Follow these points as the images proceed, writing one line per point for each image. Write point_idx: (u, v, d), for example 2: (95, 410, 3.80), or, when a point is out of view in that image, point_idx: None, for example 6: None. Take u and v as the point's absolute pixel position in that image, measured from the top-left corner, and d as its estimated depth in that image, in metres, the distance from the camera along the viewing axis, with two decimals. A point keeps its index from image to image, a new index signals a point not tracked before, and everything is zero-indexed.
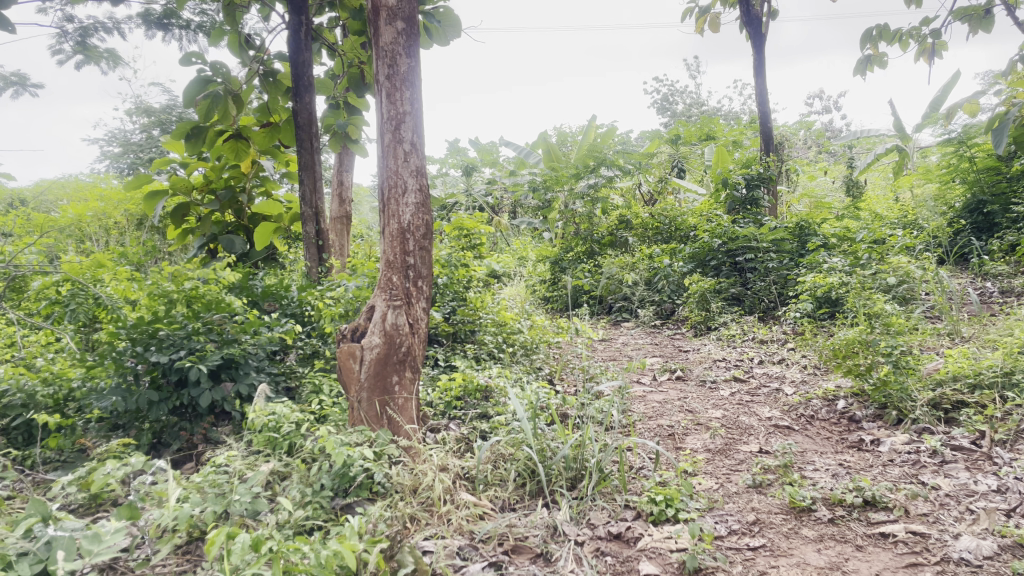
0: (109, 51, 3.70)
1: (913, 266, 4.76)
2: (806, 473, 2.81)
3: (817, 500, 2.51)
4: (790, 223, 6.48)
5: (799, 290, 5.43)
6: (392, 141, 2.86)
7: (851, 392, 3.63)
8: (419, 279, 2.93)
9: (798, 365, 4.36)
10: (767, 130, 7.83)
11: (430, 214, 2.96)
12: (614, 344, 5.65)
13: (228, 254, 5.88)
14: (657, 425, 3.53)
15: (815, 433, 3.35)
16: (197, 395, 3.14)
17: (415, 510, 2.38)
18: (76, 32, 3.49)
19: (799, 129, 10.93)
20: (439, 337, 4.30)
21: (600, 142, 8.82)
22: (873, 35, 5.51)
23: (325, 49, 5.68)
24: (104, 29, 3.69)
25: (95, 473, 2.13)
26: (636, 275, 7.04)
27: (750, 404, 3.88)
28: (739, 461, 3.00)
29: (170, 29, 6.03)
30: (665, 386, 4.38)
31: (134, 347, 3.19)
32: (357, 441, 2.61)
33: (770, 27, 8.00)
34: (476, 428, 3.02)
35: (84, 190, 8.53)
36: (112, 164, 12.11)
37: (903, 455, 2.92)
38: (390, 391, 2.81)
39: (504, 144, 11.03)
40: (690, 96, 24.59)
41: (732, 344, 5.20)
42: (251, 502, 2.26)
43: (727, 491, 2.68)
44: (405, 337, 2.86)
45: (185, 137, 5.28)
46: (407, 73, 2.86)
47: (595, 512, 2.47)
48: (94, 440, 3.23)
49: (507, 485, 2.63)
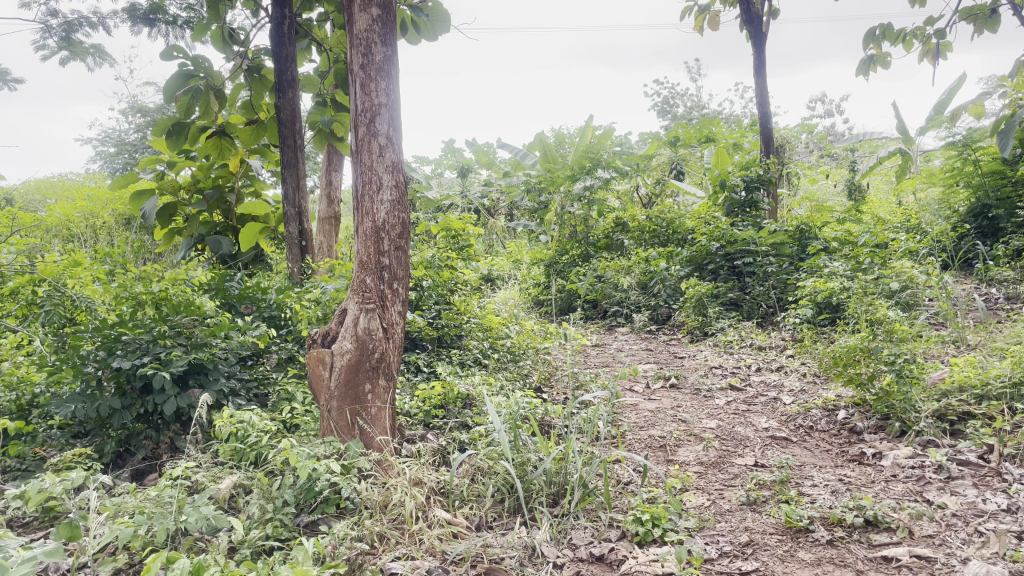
0: (95, 46, 3.45)
1: (917, 270, 4.61)
2: (804, 488, 2.65)
3: (815, 520, 2.34)
4: (791, 226, 6.33)
5: (800, 294, 5.27)
6: (366, 135, 2.71)
7: (852, 402, 3.46)
8: (395, 281, 2.77)
9: (797, 373, 4.20)
10: (767, 132, 7.67)
11: (407, 212, 2.79)
12: (608, 350, 5.50)
13: (216, 255, 5.71)
14: (649, 436, 3.37)
15: (814, 446, 3.19)
16: (161, 403, 2.97)
17: (384, 528, 2.22)
18: (60, 28, 3.24)
19: (801, 132, 10.76)
20: (423, 341, 4.13)
21: (597, 143, 8.66)
22: (875, 33, 5.37)
23: (314, 46, 5.53)
24: (88, 24, 3.43)
25: (32, 486, 1.97)
26: (631, 279, 6.89)
27: (746, 413, 3.72)
28: (733, 475, 2.84)
29: (156, 25, 5.88)
30: (658, 394, 4.22)
31: (98, 352, 3.03)
32: (325, 454, 2.45)
33: (770, 27, 7.84)
34: (455, 439, 2.86)
35: (73, 190, 8.38)
36: (106, 164, 11.98)
37: (907, 471, 2.75)
38: (362, 400, 2.65)
39: (501, 145, 10.88)
40: (691, 100, 24.50)
41: (729, 350, 5.03)
42: (204, 520, 2.10)
43: (720, 509, 2.50)
44: (379, 342, 2.70)
45: (167, 133, 5.12)
46: (382, 62, 2.71)
47: (577, 531, 2.31)
48: (57, 449, 3.08)
49: (483, 501, 2.48)
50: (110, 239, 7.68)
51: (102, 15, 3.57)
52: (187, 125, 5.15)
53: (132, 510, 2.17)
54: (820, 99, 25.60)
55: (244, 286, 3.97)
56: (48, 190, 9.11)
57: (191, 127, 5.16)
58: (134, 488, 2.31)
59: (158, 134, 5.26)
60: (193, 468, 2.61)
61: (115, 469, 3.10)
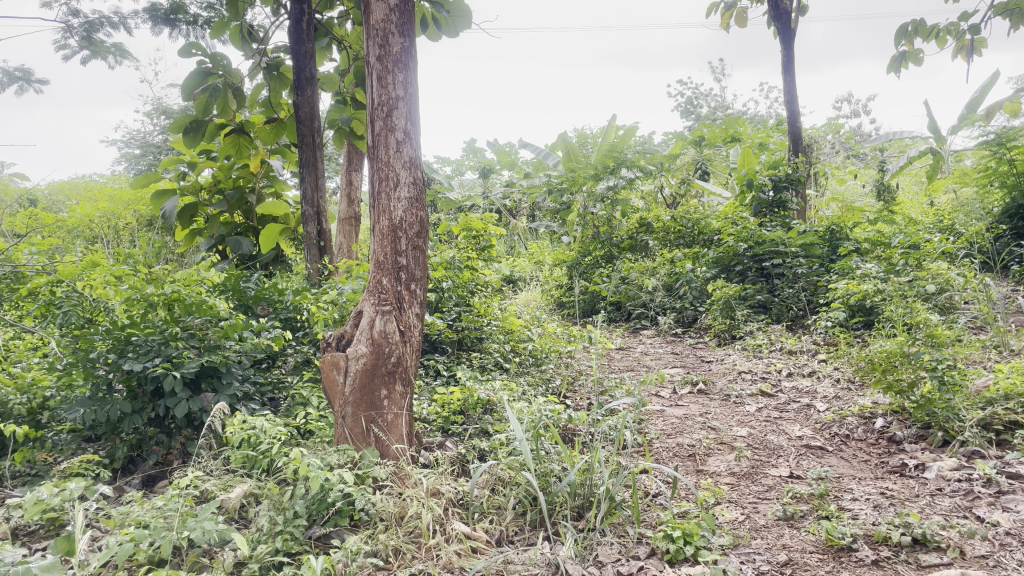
0: (117, 47, 3.35)
1: (953, 272, 4.43)
2: (844, 502, 2.50)
3: (859, 538, 2.19)
4: (820, 227, 6.15)
5: (831, 297, 5.10)
6: (383, 129, 2.60)
7: (891, 409, 3.31)
8: (413, 282, 2.65)
9: (830, 378, 4.03)
10: (795, 131, 7.47)
11: (425, 210, 2.67)
12: (633, 353, 5.37)
13: (236, 256, 5.62)
14: (677, 444, 3.23)
15: (852, 456, 3.04)
16: (173, 406, 2.88)
17: (400, 542, 2.11)
18: (81, 27, 3.14)
19: (828, 132, 10.54)
20: (443, 344, 4.04)
21: (620, 142, 8.49)
22: (906, 29, 5.20)
23: (334, 45, 5.42)
24: (110, 24, 3.32)
25: (29, 497, 1.89)
26: (656, 280, 6.73)
27: (778, 421, 3.57)
28: (768, 487, 2.70)
29: (177, 25, 5.82)
30: (686, 399, 4.08)
31: (109, 354, 2.96)
32: (338, 463, 2.33)
33: (799, 23, 7.65)
34: (475, 447, 2.74)
35: (95, 190, 8.33)
36: (132, 166, 12.01)
37: (953, 484, 2.59)
38: (379, 407, 2.53)
39: (523, 145, 10.75)
40: (715, 100, 24.33)
41: (758, 354, 4.88)
42: (209, 533, 2.00)
43: (755, 524, 2.37)
44: (396, 346, 2.58)
45: (185, 131, 5.09)
46: (400, 54, 2.60)
47: (603, 548, 2.18)
48: (67, 453, 3.00)
49: (505, 514, 2.35)
50: (132, 240, 7.62)
51: (124, 15, 3.46)
52: (205, 124, 5.13)
53: (136, 522, 2.08)
54: (845, 99, 25.33)
55: (261, 287, 3.89)
56: (72, 191, 9.10)
57: (209, 126, 5.13)
58: (140, 497, 2.22)
59: (176, 131, 5.22)
60: (203, 476, 2.51)
61: (125, 476, 3.02)
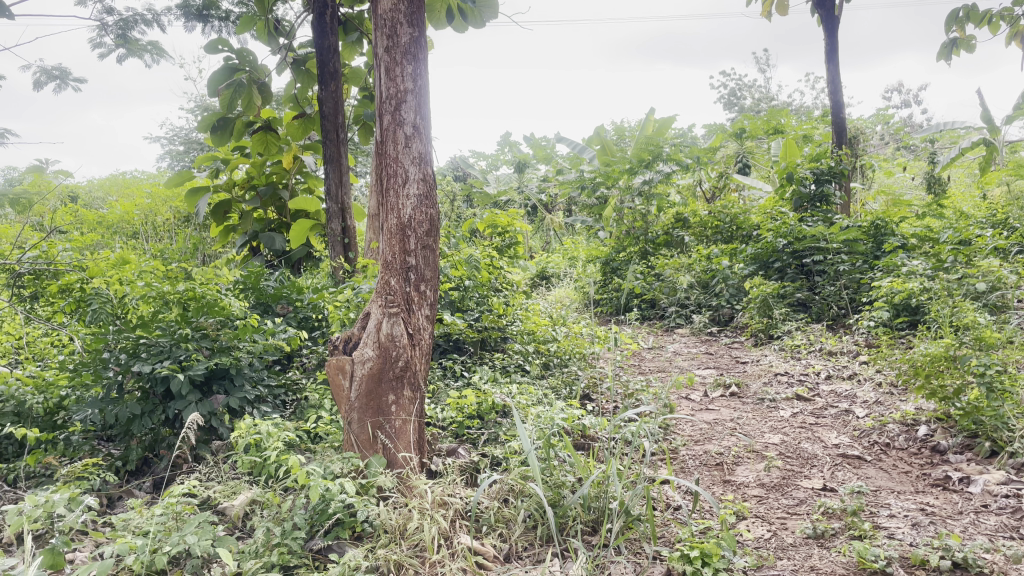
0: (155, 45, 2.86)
1: (1006, 269, 4.18)
2: (879, 520, 2.33)
3: (894, 561, 2.01)
4: (864, 222, 5.88)
5: (875, 295, 4.87)
6: (391, 125, 2.50)
7: (935, 416, 3.10)
8: (422, 283, 2.55)
9: (872, 381, 3.83)
10: (840, 122, 7.19)
11: (435, 207, 2.56)
12: (665, 353, 5.22)
13: (268, 252, 5.55)
14: (704, 452, 3.09)
15: (891, 467, 2.86)
16: (181, 409, 2.82)
17: (402, 557, 1.99)
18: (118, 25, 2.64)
19: (876, 123, 10.17)
20: (464, 345, 3.93)
21: (657, 135, 8.27)
22: (958, 14, 4.94)
23: (363, 40, 5.33)
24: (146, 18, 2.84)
25: (11, 508, 1.81)
26: (692, 276, 6.55)
27: (814, 428, 3.39)
28: (798, 501, 2.54)
29: (209, 21, 5.77)
30: (716, 403, 3.92)
31: (120, 355, 2.90)
32: (341, 472, 2.24)
33: (844, 10, 7.36)
34: (488, 454, 2.63)
35: (132, 186, 8.37)
36: (174, 162, 12.15)
37: (1000, 500, 2.40)
38: (385, 412, 2.43)
39: (559, 138, 10.58)
40: (759, 91, 23.86)
41: (795, 355, 4.69)
42: (201, 546, 1.89)
43: (781, 543, 2.22)
44: (404, 349, 2.48)
45: (212, 128, 5.06)
46: (409, 44, 2.48)
47: (616, 566, 2.05)
48: (78, 455, 2.94)
49: (514, 528, 2.25)
50: (168, 236, 7.62)
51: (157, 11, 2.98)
52: (231, 120, 5.09)
53: (129, 532, 2.00)
54: (896, 89, 24.61)
55: (280, 285, 3.82)
56: (112, 188, 9.18)
57: (235, 123, 5.13)
58: (137, 504, 2.14)
59: (204, 128, 5.18)
60: (207, 482, 2.44)
61: (137, 478, 2.97)
